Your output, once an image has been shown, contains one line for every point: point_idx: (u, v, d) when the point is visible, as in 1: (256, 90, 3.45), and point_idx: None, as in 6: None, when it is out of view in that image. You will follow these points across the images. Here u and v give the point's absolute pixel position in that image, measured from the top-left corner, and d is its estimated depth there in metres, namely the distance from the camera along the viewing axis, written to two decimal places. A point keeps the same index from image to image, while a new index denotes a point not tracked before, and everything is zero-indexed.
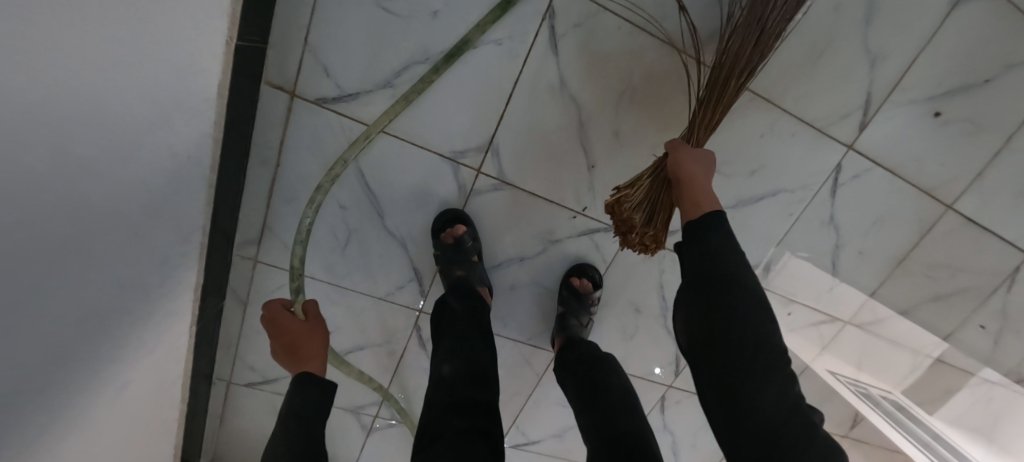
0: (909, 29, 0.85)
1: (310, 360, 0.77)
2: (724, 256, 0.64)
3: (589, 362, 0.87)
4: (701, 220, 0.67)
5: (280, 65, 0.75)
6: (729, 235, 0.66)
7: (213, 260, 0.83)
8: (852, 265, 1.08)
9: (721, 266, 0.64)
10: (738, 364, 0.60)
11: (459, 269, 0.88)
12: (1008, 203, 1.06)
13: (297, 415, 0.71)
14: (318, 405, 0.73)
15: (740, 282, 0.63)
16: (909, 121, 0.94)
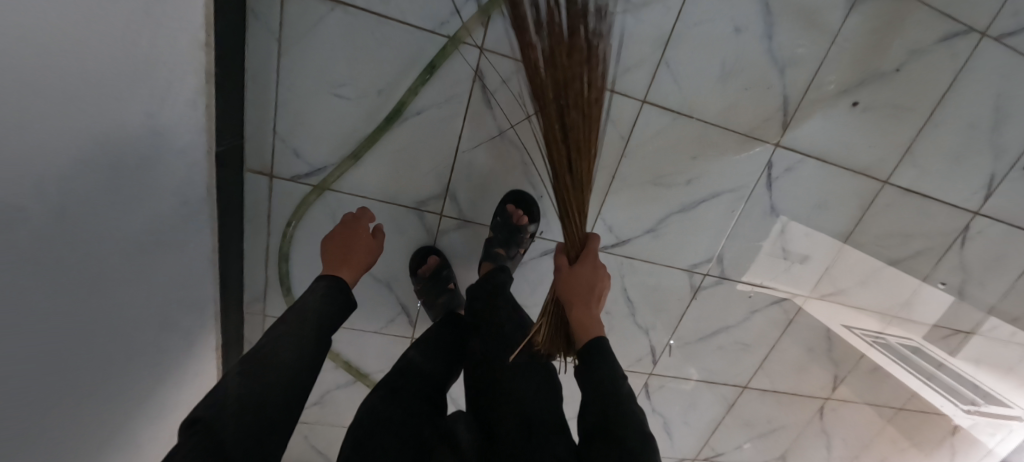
0: (811, 35, 0.93)
1: (359, 256, 0.83)
2: (593, 353, 0.73)
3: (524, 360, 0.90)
4: (591, 345, 0.75)
5: (256, 154, 0.88)
6: (607, 349, 0.74)
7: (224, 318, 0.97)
8: (800, 246, 1.16)
9: (596, 363, 0.73)
10: (604, 424, 0.69)
11: (440, 298, 1.00)
12: (943, 170, 1.13)
13: (316, 312, 0.72)
14: (336, 309, 0.75)
15: (609, 376, 0.72)
16: (829, 113, 1.01)
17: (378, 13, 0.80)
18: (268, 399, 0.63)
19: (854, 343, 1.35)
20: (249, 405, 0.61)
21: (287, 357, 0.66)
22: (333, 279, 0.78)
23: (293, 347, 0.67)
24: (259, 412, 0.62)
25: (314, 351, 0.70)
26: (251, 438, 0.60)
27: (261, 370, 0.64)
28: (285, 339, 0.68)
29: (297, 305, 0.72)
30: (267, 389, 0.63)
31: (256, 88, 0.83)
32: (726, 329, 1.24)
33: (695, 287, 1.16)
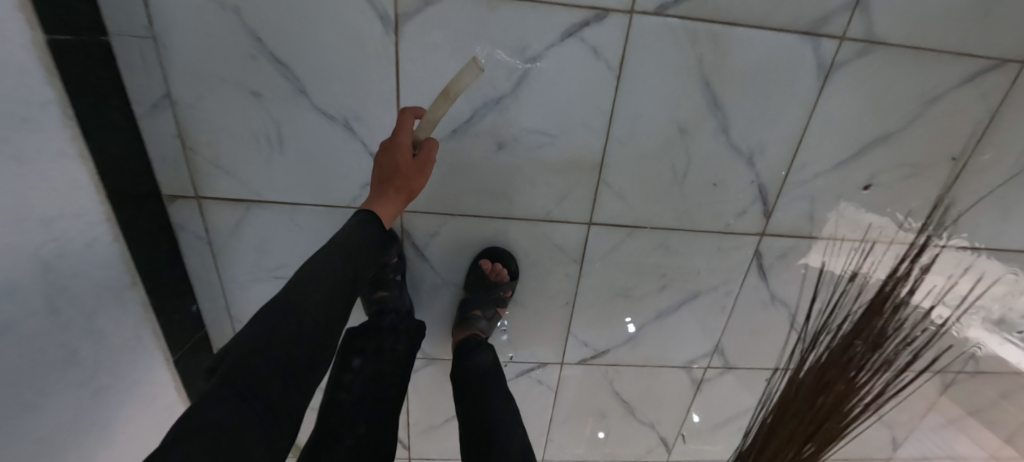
0: (779, 118, 0.78)
1: (401, 197, 0.66)
2: None
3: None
4: None
5: (218, 337, 0.93)
6: None
7: None
8: (817, 325, 1.02)
9: None
10: None
11: (382, 289, 0.84)
12: (994, 217, 0.91)
13: (345, 245, 0.61)
14: (371, 248, 0.63)
15: None
16: (822, 191, 0.86)
17: (289, 202, 0.80)
18: (302, 299, 0.55)
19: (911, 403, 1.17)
20: (291, 314, 0.54)
21: (312, 303, 0.55)
22: (369, 214, 0.65)
23: (332, 307, 0.57)
24: (296, 323, 0.54)
25: (343, 314, 0.59)
26: (304, 373, 0.54)
27: (311, 283, 0.56)
28: (342, 299, 0.59)
29: (361, 227, 0.63)
30: (330, 280, 0.57)
31: (201, 284, 0.87)
32: (741, 411, 1.13)
33: (697, 380, 1.07)
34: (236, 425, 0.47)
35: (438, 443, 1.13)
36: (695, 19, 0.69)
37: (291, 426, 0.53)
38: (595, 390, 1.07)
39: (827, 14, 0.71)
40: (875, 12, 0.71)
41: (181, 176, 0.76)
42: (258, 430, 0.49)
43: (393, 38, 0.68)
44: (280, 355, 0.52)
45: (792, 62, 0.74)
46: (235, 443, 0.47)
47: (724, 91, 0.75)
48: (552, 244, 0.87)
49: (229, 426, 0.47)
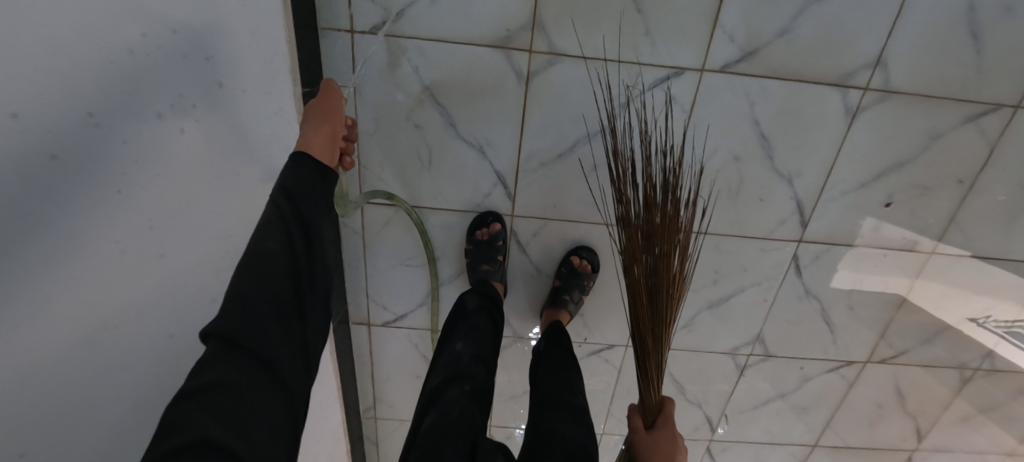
0: (814, 148, 0.99)
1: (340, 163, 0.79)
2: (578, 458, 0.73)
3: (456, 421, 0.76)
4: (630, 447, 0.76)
5: (356, 311, 1.19)
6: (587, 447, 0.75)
7: (349, 425, 1.31)
8: (846, 320, 1.20)
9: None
10: None
11: (486, 264, 1.06)
12: (997, 232, 1.09)
13: (288, 184, 0.64)
14: (313, 183, 0.67)
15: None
16: (849, 206, 1.06)
17: (429, 206, 1.05)
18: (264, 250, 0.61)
19: (932, 398, 1.33)
20: (254, 267, 0.60)
21: (270, 242, 0.61)
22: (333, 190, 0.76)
23: (292, 251, 0.64)
24: (274, 266, 0.61)
25: (311, 248, 0.66)
26: (289, 304, 0.63)
27: (254, 236, 0.61)
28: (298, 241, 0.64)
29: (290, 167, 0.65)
30: (286, 221, 0.63)
31: (352, 268, 1.12)
32: (778, 395, 1.31)
33: (740, 366, 1.26)
34: (248, 361, 0.58)
35: (517, 413, 1.35)
36: (751, 73, 0.92)
37: (303, 355, 0.65)
38: None
39: (853, 69, 0.92)
40: (890, 68, 0.92)
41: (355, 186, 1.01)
42: (272, 362, 0.60)
43: (524, 87, 0.93)
44: (269, 293, 0.60)
45: (825, 105, 0.95)
46: (245, 378, 0.57)
47: (771, 127, 0.97)
48: None
49: (238, 369, 0.57)
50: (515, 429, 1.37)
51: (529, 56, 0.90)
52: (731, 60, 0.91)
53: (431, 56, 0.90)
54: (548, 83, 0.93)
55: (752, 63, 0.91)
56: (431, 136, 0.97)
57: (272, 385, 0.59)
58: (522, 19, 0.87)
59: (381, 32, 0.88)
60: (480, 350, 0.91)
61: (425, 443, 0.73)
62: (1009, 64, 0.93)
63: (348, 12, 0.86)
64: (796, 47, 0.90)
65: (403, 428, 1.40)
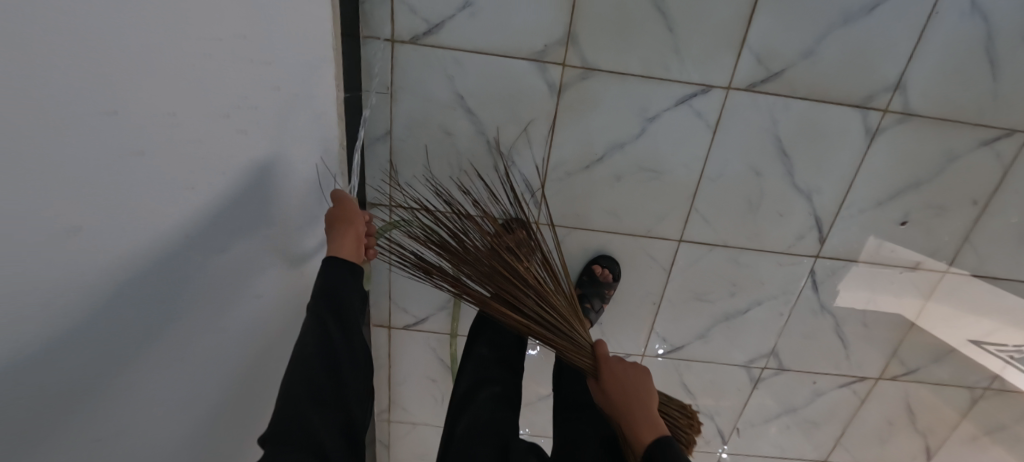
0: (833, 166, 1.02)
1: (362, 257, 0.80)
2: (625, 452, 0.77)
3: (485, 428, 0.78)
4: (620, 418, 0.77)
5: (378, 313, 1.20)
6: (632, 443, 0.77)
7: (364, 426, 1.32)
8: (859, 336, 1.22)
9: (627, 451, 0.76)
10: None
11: None
12: (1011, 254, 1.12)
13: (325, 292, 0.70)
14: (351, 286, 0.73)
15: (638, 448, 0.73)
16: (866, 224, 1.08)
17: None
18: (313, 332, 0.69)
19: (941, 416, 1.34)
20: (301, 358, 0.66)
21: (310, 345, 0.67)
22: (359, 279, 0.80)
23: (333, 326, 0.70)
24: (317, 365, 0.67)
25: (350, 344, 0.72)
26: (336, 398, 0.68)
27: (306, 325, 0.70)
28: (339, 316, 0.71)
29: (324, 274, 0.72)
30: (330, 310, 0.70)
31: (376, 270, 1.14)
32: (789, 409, 1.33)
33: (754, 379, 1.28)
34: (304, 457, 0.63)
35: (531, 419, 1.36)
36: (776, 93, 0.95)
37: (351, 440, 0.70)
38: (665, 381, 1.29)
39: (874, 91, 0.95)
40: (909, 92, 0.96)
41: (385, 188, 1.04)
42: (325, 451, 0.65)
43: (556, 99, 0.96)
44: (315, 392, 0.66)
45: (846, 125, 0.98)
46: None
47: (792, 145, 1.00)
48: (648, 254, 1.11)
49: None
50: (528, 435, 1.38)
51: (563, 70, 0.93)
52: (756, 79, 0.94)
53: (467, 67, 0.93)
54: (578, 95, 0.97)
55: (777, 82, 0.94)
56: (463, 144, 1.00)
57: None
58: (557, 34, 0.90)
59: (421, 42, 0.91)
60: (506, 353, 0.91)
61: (460, 452, 0.76)
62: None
63: (390, 22, 0.89)
64: (820, 68, 0.93)
65: (416, 431, 1.40)
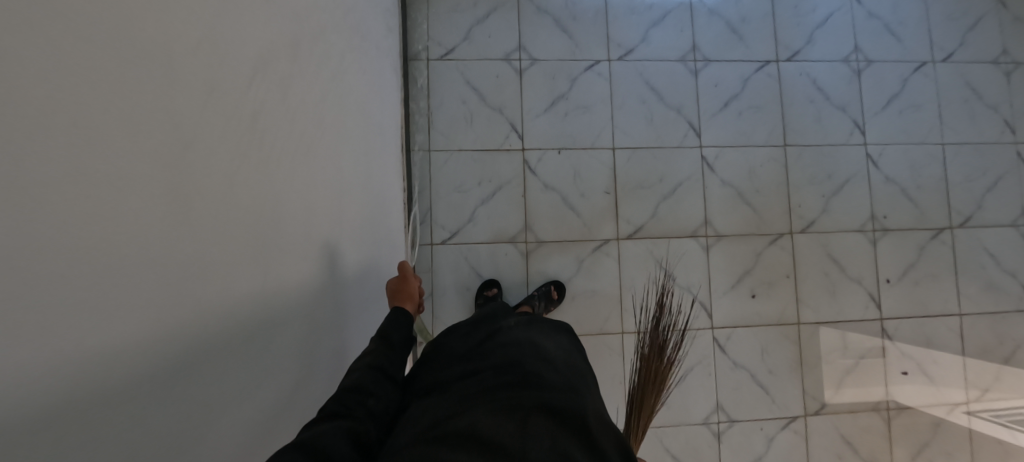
0: (693, 270, 1.76)
1: (405, 298, 0.96)
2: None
3: (471, 356, 0.77)
4: None
5: None
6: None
7: None
8: (772, 382, 1.75)
9: None
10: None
11: None
12: (852, 288, 1.80)
13: (387, 342, 0.78)
14: (404, 339, 0.82)
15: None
16: (734, 301, 1.76)
17: None
18: (448, 348, 0.81)
19: (869, 442, 1.77)
20: (386, 348, 0.77)
21: (360, 363, 0.72)
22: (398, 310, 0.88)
23: (518, 357, 0.74)
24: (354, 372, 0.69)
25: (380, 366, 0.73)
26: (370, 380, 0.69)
27: (362, 356, 0.73)
28: (529, 351, 0.77)
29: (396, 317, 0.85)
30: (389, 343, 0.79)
31: None
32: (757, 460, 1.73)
33: (717, 433, 1.72)
34: (365, 379, 0.68)
35: None
36: (645, 237, 1.75)
37: (384, 386, 0.70)
38: (652, 448, 1.70)
39: (697, 228, 1.76)
40: (716, 225, 1.77)
41: (432, 330, 1.68)
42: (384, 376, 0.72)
43: (525, 260, 1.71)
44: (363, 366, 0.71)
45: (690, 246, 1.76)
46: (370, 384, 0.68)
47: (666, 261, 1.75)
48: (606, 346, 1.71)
49: (375, 379, 0.69)
50: None
51: (526, 244, 1.71)
52: (631, 232, 1.74)
53: (477, 251, 1.70)
54: (540, 255, 1.71)
55: (642, 231, 1.75)
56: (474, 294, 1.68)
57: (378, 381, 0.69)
58: (519, 226, 1.71)
59: (448, 242, 1.69)
60: (575, 387, 0.72)
61: (432, 388, 0.72)
62: (776, 214, 1.79)
63: (431, 236, 1.69)
64: (663, 221, 1.76)
65: None
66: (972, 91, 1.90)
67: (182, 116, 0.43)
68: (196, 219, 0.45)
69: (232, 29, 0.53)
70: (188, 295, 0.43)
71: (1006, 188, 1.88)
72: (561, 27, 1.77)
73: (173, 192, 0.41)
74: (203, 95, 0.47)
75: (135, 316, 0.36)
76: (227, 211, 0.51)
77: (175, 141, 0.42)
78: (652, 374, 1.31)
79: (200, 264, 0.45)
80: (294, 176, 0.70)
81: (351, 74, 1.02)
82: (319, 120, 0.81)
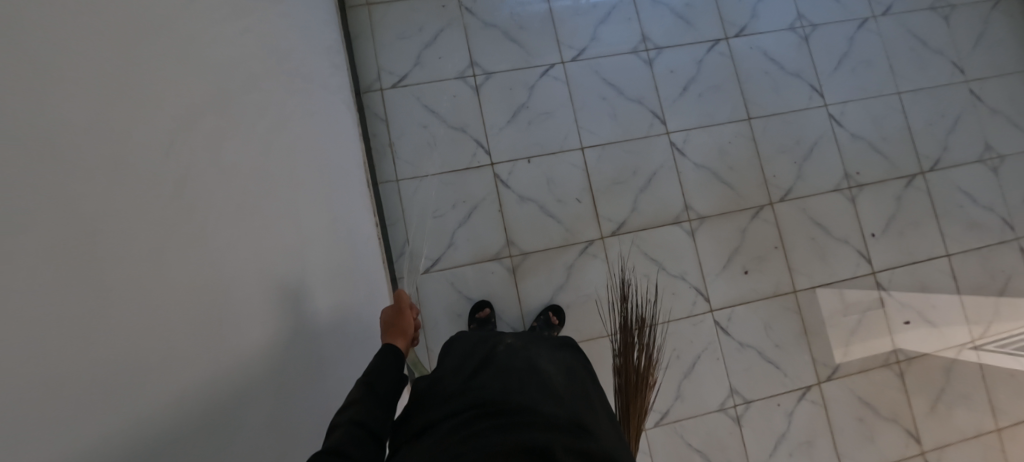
0: (682, 257, 1.73)
1: (400, 334, 0.90)
2: None
3: (465, 389, 0.71)
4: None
5: None
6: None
7: None
8: (780, 355, 1.73)
9: None
10: None
11: None
12: (840, 247, 1.80)
13: (372, 388, 0.72)
14: (393, 383, 0.76)
15: None
16: (727, 280, 1.74)
17: None
18: (440, 376, 0.77)
19: (886, 399, 1.75)
20: (372, 397, 0.71)
21: (341, 419, 0.67)
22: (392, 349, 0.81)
23: (515, 391, 0.71)
24: (335, 433, 0.64)
25: (363, 420, 0.67)
26: (352, 441, 0.64)
27: (339, 412, 0.67)
28: (529, 380, 0.73)
29: (387, 356, 0.79)
30: (377, 392, 0.72)
31: None
32: (780, 438, 1.69)
33: (735, 418, 1.68)
34: (346, 441, 0.63)
35: None
36: (628, 232, 1.72)
37: (368, 443, 0.66)
38: (674, 445, 1.65)
39: (678, 215, 1.75)
40: (696, 209, 1.76)
41: (430, 364, 1.62)
42: (367, 434, 0.67)
43: (512, 275, 1.67)
44: (346, 423, 0.66)
45: (675, 234, 1.74)
46: (351, 446, 0.63)
47: (654, 253, 1.73)
48: (610, 349, 1.67)
49: (358, 438, 0.65)
50: None
51: (511, 259, 1.67)
52: (614, 228, 1.72)
53: (462, 275, 1.65)
54: (527, 267, 1.68)
55: (625, 227, 1.73)
56: (467, 319, 1.63)
57: (363, 441, 0.65)
58: (501, 242, 1.68)
59: (431, 270, 1.64)
60: (574, 423, 0.69)
61: (421, 431, 0.68)
62: (753, 189, 1.79)
63: (412, 267, 1.64)
64: (643, 213, 1.74)
65: None
66: (916, 39, 1.94)
67: (81, 185, 0.39)
68: (101, 308, 0.39)
69: (151, 75, 0.51)
70: (98, 385, 0.38)
71: (966, 126, 1.91)
72: (509, 39, 1.77)
73: (58, 284, 0.36)
74: (100, 166, 0.42)
75: (10, 440, 0.30)
76: (152, 294, 0.46)
77: (61, 224, 0.37)
78: (632, 366, 1.27)
79: (111, 359, 0.40)
80: (241, 232, 0.65)
81: (298, 116, 0.99)
82: (263, 171, 0.76)
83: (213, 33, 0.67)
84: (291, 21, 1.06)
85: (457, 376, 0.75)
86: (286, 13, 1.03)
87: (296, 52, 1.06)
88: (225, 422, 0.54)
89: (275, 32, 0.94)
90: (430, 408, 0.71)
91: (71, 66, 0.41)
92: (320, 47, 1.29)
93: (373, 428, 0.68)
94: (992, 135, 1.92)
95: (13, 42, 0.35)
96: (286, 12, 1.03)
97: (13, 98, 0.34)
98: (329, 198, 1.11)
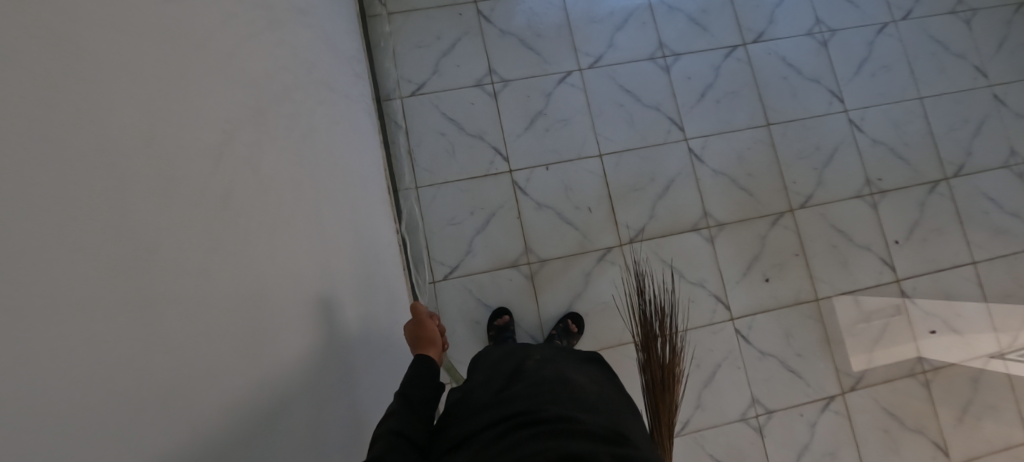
0: (701, 265, 1.72)
1: (428, 345, 0.90)
2: None
3: (498, 401, 0.71)
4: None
5: None
6: None
7: None
8: (802, 364, 1.70)
9: None
10: None
11: None
12: (863, 255, 1.78)
13: (408, 399, 0.73)
14: (428, 394, 0.76)
15: None
16: (748, 288, 1.72)
17: None
18: (471, 391, 0.77)
19: (913, 409, 1.72)
20: (410, 407, 0.71)
21: (381, 428, 0.67)
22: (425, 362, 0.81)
23: (548, 399, 0.70)
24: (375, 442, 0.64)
25: (402, 428, 0.67)
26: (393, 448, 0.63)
27: (378, 422, 0.67)
28: (560, 389, 0.73)
29: (420, 368, 0.79)
30: (415, 403, 0.73)
31: None
32: (804, 449, 1.66)
33: (758, 428, 1.65)
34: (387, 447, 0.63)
35: None
36: (647, 239, 1.72)
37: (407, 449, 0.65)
38: (695, 455, 1.62)
39: (697, 223, 1.74)
40: (715, 215, 1.75)
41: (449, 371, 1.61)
42: (408, 442, 0.66)
43: (531, 282, 1.67)
44: (384, 431, 0.66)
45: (694, 241, 1.73)
46: (391, 452, 0.63)
47: (673, 260, 1.71)
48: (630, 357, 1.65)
49: (398, 445, 0.64)
50: None
51: (529, 266, 1.67)
52: (633, 235, 1.71)
53: (480, 282, 1.65)
54: (545, 274, 1.67)
55: (643, 234, 1.72)
56: (485, 326, 1.63)
57: (402, 447, 0.65)
58: (519, 249, 1.67)
59: (450, 277, 1.65)
60: (611, 428, 0.68)
61: (458, 444, 0.67)
62: (772, 195, 1.78)
63: (431, 274, 1.64)
64: (661, 220, 1.73)
65: None
66: (937, 44, 1.92)
67: (131, 196, 0.39)
68: (152, 321, 0.39)
69: (196, 89, 0.52)
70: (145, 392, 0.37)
71: (990, 130, 1.88)
72: (526, 47, 1.78)
73: (109, 297, 0.35)
74: (150, 178, 0.42)
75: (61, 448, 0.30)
76: (198, 307, 0.45)
77: (115, 239, 0.37)
78: (659, 372, 1.25)
79: (161, 371, 0.39)
80: (276, 243, 0.65)
81: (325, 126, 1.00)
82: (295, 181, 0.77)
83: (247, 45, 0.67)
84: (317, 32, 1.08)
85: (488, 390, 0.76)
86: (312, 25, 1.05)
87: (322, 63, 1.07)
88: (267, 436, 0.54)
89: (303, 44, 0.95)
90: (464, 421, 0.71)
91: (122, 80, 0.41)
92: (343, 57, 1.30)
93: (412, 436, 0.67)
94: (1017, 140, 1.88)
95: (70, 59, 0.35)
96: (312, 23, 1.05)
97: (70, 112, 0.34)
98: (353, 206, 1.12)
